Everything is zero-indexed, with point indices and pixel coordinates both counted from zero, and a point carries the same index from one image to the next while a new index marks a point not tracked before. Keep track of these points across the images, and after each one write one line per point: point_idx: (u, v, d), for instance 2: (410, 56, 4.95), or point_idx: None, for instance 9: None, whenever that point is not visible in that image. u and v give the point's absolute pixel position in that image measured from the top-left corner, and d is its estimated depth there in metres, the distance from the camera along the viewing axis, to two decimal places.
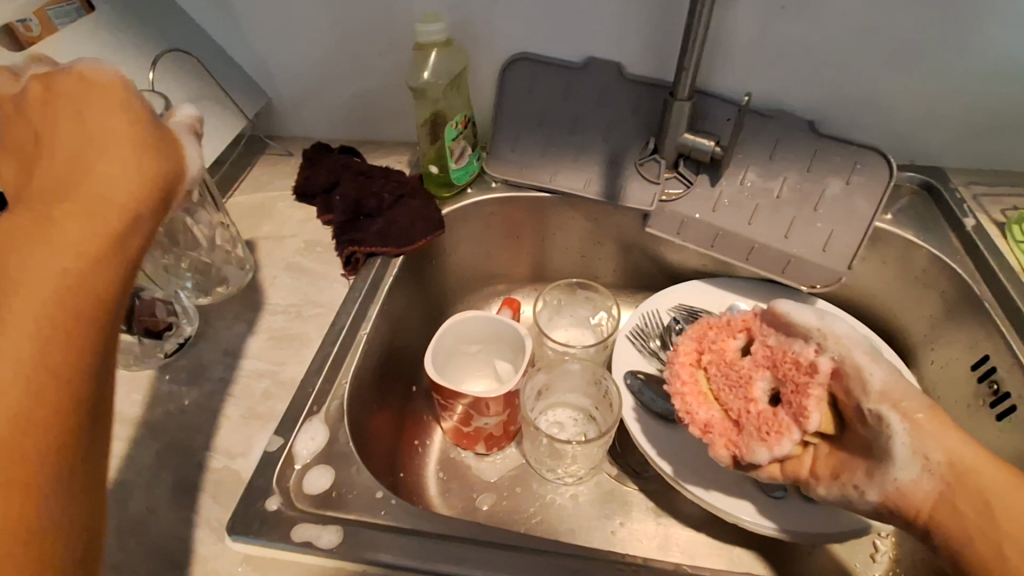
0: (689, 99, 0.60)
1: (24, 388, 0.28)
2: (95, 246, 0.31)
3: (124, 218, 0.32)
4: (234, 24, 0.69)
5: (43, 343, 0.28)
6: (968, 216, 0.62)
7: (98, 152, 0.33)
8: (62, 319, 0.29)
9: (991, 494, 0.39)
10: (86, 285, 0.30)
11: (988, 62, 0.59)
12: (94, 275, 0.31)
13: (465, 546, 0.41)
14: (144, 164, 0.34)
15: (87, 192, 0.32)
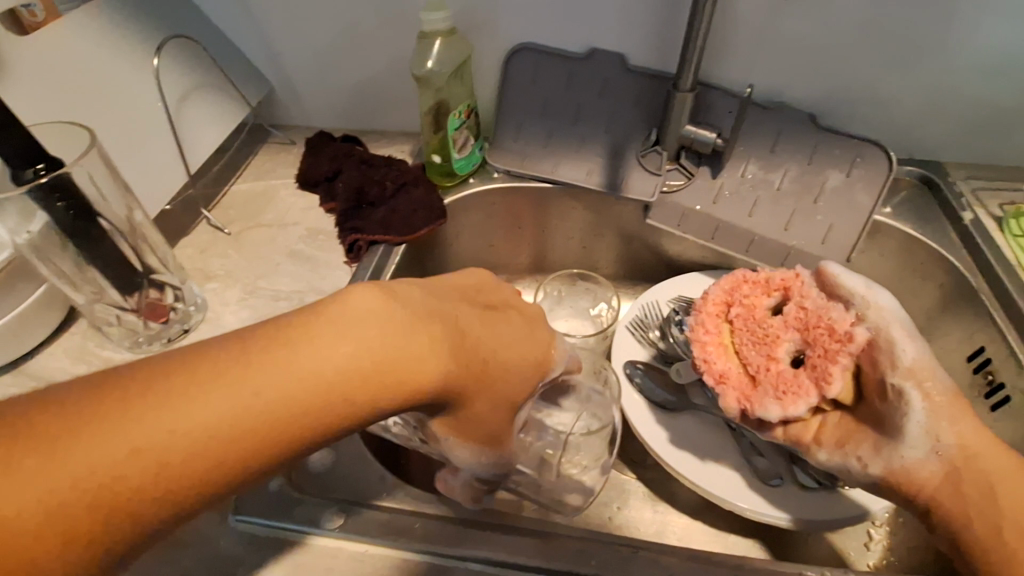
0: (692, 91, 0.60)
1: (182, 425, 0.26)
2: (337, 382, 0.29)
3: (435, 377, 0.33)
4: (240, 10, 0.69)
5: (266, 434, 0.27)
6: (966, 210, 0.63)
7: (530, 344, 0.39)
8: (294, 419, 0.28)
9: (990, 479, 0.40)
10: (319, 406, 0.29)
11: (987, 57, 0.59)
12: (339, 403, 0.29)
13: (466, 527, 0.41)
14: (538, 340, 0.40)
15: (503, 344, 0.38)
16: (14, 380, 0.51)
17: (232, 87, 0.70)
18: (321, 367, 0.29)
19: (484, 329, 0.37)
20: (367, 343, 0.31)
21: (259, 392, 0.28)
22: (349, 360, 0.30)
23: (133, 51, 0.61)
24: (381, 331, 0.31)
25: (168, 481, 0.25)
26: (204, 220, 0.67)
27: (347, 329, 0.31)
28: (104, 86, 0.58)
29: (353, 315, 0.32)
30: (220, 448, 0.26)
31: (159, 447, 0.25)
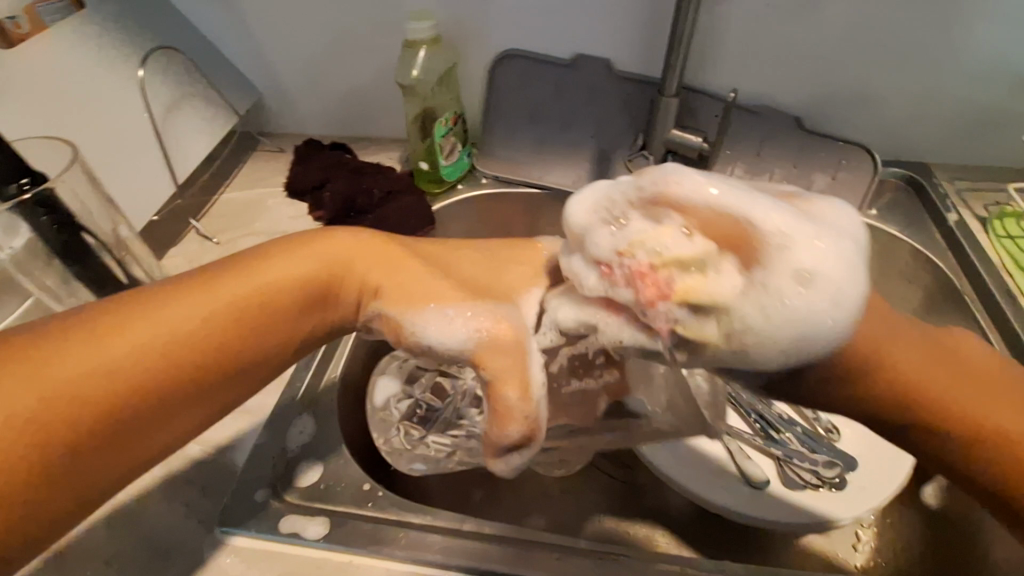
0: (676, 96, 0.60)
1: (141, 333, 0.32)
2: (279, 289, 0.36)
3: (356, 277, 0.38)
4: (228, 20, 0.69)
5: (212, 328, 0.34)
6: (951, 211, 0.63)
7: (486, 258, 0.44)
8: (224, 316, 0.34)
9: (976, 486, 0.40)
10: (259, 304, 0.36)
11: (968, 59, 0.59)
12: (276, 301, 0.36)
13: (450, 537, 0.41)
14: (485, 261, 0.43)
15: (449, 262, 0.42)
16: None
17: (221, 96, 0.70)
18: (250, 281, 0.36)
19: (424, 252, 0.42)
20: (292, 266, 0.37)
21: (187, 306, 0.33)
22: (276, 279, 0.37)
23: (119, 62, 0.61)
24: (301, 254, 0.38)
25: (130, 380, 0.31)
26: (193, 230, 0.67)
27: (271, 261, 0.37)
28: (90, 97, 0.58)
29: (269, 256, 0.38)
30: (173, 351, 0.32)
31: (116, 354, 0.31)
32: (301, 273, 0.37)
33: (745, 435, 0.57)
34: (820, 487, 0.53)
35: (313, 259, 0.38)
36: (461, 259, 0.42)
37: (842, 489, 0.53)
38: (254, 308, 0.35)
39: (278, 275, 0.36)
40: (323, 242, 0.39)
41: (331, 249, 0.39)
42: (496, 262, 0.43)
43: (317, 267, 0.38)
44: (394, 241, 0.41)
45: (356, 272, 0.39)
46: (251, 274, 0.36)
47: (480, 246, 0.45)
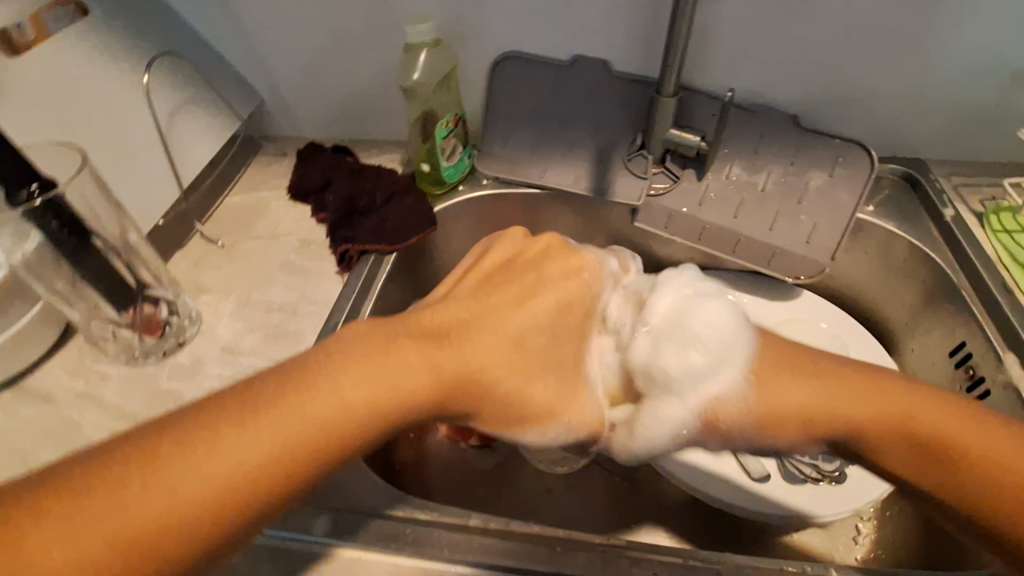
0: (675, 95, 0.61)
1: (197, 476, 0.31)
2: (349, 417, 0.36)
3: (421, 385, 0.39)
4: (230, 25, 0.70)
5: (272, 463, 0.33)
6: (946, 207, 0.63)
7: (524, 310, 0.46)
8: (286, 452, 0.33)
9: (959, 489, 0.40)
10: (318, 436, 0.34)
11: (961, 55, 0.60)
12: (337, 428, 0.35)
13: (455, 531, 0.42)
14: (529, 325, 0.45)
15: (497, 334, 0.44)
16: (14, 397, 0.51)
17: (223, 100, 0.71)
18: (308, 407, 0.35)
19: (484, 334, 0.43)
20: (365, 387, 0.37)
21: (244, 442, 0.33)
22: (344, 408, 0.36)
23: (123, 68, 0.62)
24: (376, 377, 0.37)
25: (193, 524, 0.30)
26: (197, 233, 0.67)
27: (350, 369, 0.37)
28: (95, 104, 0.58)
29: (353, 357, 0.38)
30: (270, 464, 0.33)
31: (224, 473, 0.31)
32: (387, 384, 0.37)
33: None
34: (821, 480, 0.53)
35: (399, 377, 0.38)
36: (495, 319, 0.45)
37: (840, 483, 0.53)
38: (317, 439, 0.34)
39: (349, 400, 0.36)
40: (407, 341, 0.40)
41: (396, 361, 0.38)
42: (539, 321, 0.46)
43: (405, 374, 0.38)
44: (458, 322, 0.44)
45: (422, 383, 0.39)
46: (335, 385, 0.36)
47: (511, 284, 0.47)
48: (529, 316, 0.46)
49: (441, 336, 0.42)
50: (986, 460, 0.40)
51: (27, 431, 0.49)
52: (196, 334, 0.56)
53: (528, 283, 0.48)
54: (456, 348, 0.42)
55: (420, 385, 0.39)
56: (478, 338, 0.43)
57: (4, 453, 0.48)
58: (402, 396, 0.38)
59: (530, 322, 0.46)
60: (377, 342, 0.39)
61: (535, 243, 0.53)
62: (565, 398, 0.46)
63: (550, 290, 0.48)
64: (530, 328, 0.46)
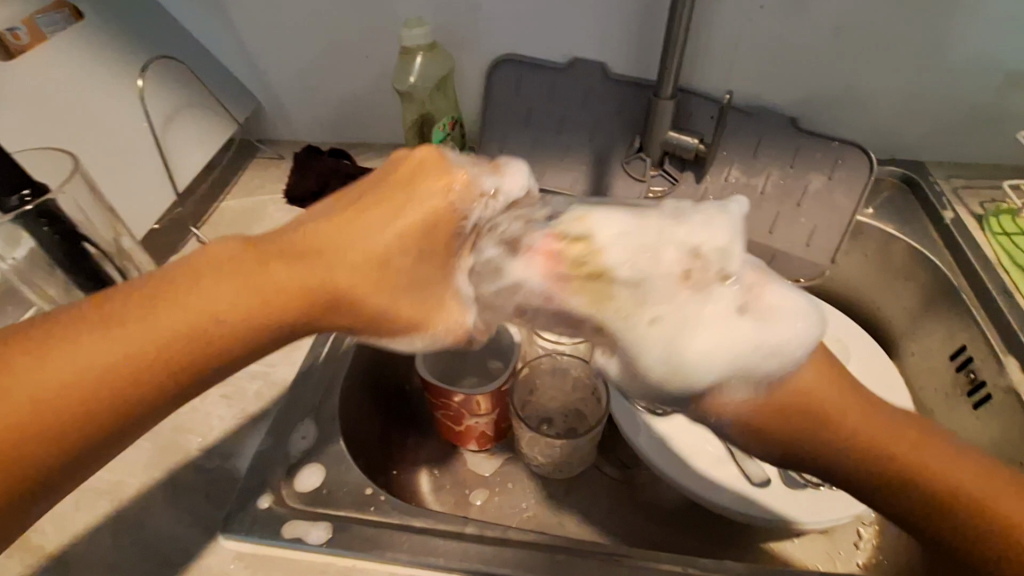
0: (673, 98, 0.61)
1: (33, 382, 0.29)
2: (209, 324, 0.32)
3: (302, 292, 0.35)
4: (227, 28, 0.70)
5: (113, 368, 0.30)
6: (946, 209, 0.63)
7: (387, 203, 0.38)
8: (133, 355, 0.31)
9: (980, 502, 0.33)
10: (166, 342, 0.31)
11: (960, 57, 0.60)
12: (196, 341, 0.32)
13: (450, 539, 0.42)
14: (384, 235, 0.37)
15: (364, 235, 0.37)
16: None
17: (219, 103, 0.71)
18: (162, 312, 0.32)
19: (373, 213, 0.38)
20: (228, 293, 0.33)
21: (84, 350, 0.30)
22: (203, 311, 0.32)
23: (119, 72, 0.61)
24: (239, 283, 0.33)
25: (30, 431, 0.29)
26: (193, 237, 0.67)
27: (204, 277, 0.33)
28: (88, 107, 0.58)
29: (212, 262, 0.34)
30: (98, 383, 0.30)
31: (45, 392, 0.29)
32: (247, 296, 0.33)
33: None
34: (823, 486, 0.53)
35: (257, 286, 0.34)
36: (379, 217, 0.38)
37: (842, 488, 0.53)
38: (174, 344, 0.31)
39: (207, 305, 0.32)
40: (270, 250, 0.35)
41: (274, 270, 0.34)
42: (402, 223, 0.38)
43: (267, 282, 0.34)
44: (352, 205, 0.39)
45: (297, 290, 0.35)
46: (190, 295, 0.32)
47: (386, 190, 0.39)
48: (393, 223, 0.38)
49: (319, 237, 0.36)
50: (985, 496, 0.33)
51: None
52: None
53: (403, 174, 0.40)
54: (323, 254, 0.36)
55: (284, 303, 0.34)
56: (354, 221, 0.37)
57: None
58: (263, 309, 0.34)
59: (398, 216, 0.38)
60: (248, 246, 0.35)
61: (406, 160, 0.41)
62: (438, 296, 0.40)
63: (432, 185, 0.40)
64: (420, 207, 0.39)
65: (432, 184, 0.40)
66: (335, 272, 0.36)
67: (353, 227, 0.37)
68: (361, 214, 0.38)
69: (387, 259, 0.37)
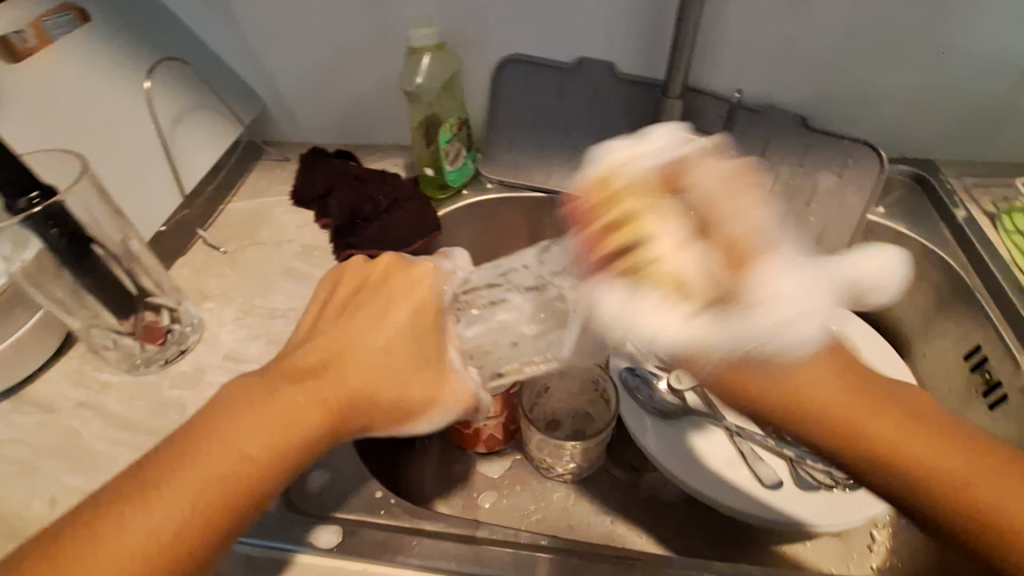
0: (681, 97, 0.60)
1: (127, 539, 0.32)
2: (256, 455, 0.34)
3: (332, 398, 0.36)
4: (233, 31, 0.70)
5: (195, 510, 0.33)
6: (958, 208, 0.63)
7: (374, 285, 0.41)
8: (207, 495, 0.33)
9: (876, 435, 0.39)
10: (235, 471, 0.34)
11: (972, 56, 0.59)
12: (254, 463, 0.34)
13: (462, 542, 0.41)
14: (395, 315, 0.39)
15: (370, 325, 0.39)
16: (17, 407, 0.51)
17: (224, 104, 0.71)
18: (214, 444, 0.34)
19: (376, 293, 0.41)
20: (264, 425, 0.35)
21: (160, 502, 0.33)
22: (253, 445, 0.34)
23: (126, 74, 0.61)
24: (268, 411, 0.35)
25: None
26: (201, 239, 0.67)
27: (239, 416, 0.35)
28: (95, 109, 0.58)
29: (232, 407, 0.35)
30: (159, 548, 0.32)
31: (134, 545, 0.32)
32: (275, 427, 0.35)
33: (756, 437, 0.56)
34: (835, 488, 0.52)
35: (277, 412, 0.35)
36: (372, 314, 0.39)
37: (855, 490, 0.52)
38: (238, 473, 0.34)
39: (248, 440, 0.34)
40: (284, 373, 0.37)
41: (299, 391, 0.36)
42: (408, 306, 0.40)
43: (275, 406, 0.35)
44: (338, 307, 0.41)
45: (332, 398, 0.36)
46: (214, 446, 0.34)
47: (360, 271, 0.43)
48: (401, 300, 0.40)
49: (321, 355, 0.38)
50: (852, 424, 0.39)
51: (29, 442, 0.48)
52: (197, 340, 0.55)
53: (396, 276, 0.42)
54: (339, 364, 0.37)
55: (310, 420, 0.36)
56: (348, 316, 0.40)
57: (5, 465, 0.47)
58: (283, 430, 0.35)
59: (382, 291, 0.41)
60: (254, 380, 0.37)
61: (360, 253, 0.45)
62: (445, 378, 0.40)
63: (404, 276, 0.42)
64: (402, 281, 0.41)
65: (407, 280, 0.42)
66: (346, 384, 0.37)
67: (363, 338, 0.38)
68: (363, 326, 0.39)
69: (405, 333, 0.39)
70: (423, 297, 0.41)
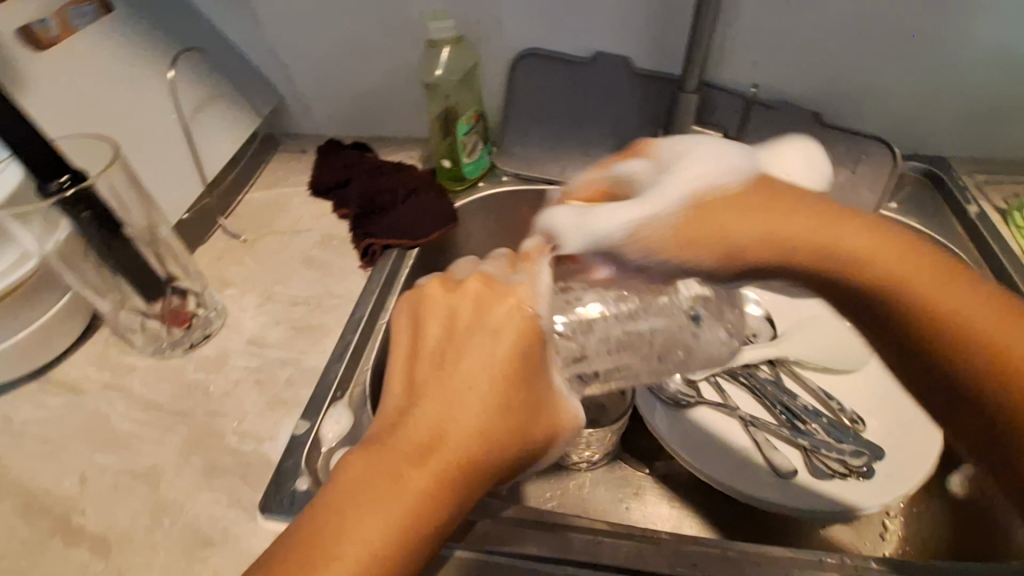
0: (697, 91, 0.61)
1: None
2: (384, 547, 0.31)
3: (460, 460, 0.33)
4: (253, 23, 0.70)
5: None
6: (970, 203, 0.63)
7: (460, 330, 0.37)
8: None
9: (925, 303, 0.35)
10: (376, 564, 0.30)
11: (983, 55, 0.60)
12: (394, 550, 0.31)
13: (488, 522, 0.42)
14: (497, 361, 0.35)
15: (477, 377, 0.35)
16: (44, 389, 0.51)
17: (244, 95, 0.71)
18: (351, 532, 0.31)
19: (468, 333, 0.37)
20: (386, 515, 0.31)
21: None
22: (383, 534, 0.31)
23: (148, 64, 0.62)
24: (387, 493, 0.32)
25: None
26: (221, 228, 0.67)
27: (356, 507, 0.31)
28: (120, 97, 0.59)
29: (343, 496, 0.32)
30: None
31: None
32: (404, 505, 0.31)
33: (771, 427, 0.57)
34: (848, 476, 0.53)
35: (397, 500, 0.31)
36: (472, 359, 0.35)
37: (869, 478, 0.52)
38: (379, 565, 0.30)
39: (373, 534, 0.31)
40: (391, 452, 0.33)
41: (412, 472, 0.32)
42: (510, 349, 0.36)
43: (404, 495, 0.32)
44: (426, 359, 0.37)
45: (456, 465, 0.33)
46: (339, 559, 0.30)
47: (436, 309, 0.39)
48: (499, 337, 0.36)
49: (451, 423, 0.34)
50: (929, 311, 0.35)
51: (57, 423, 0.49)
52: (220, 326, 0.56)
53: (473, 306, 0.38)
54: (446, 434, 0.33)
55: (432, 517, 0.32)
56: (441, 371, 0.35)
57: (33, 444, 0.48)
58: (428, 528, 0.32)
59: (465, 331, 0.37)
60: (365, 459, 0.33)
61: (437, 290, 0.40)
62: (557, 411, 0.38)
63: (500, 304, 0.37)
64: (495, 312, 0.37)
65: (501, 306, 0.37)
66: (466, 449, 0.33)
67: (489, 405, 0.34)
68: (472, 381, 0.35)
69: (507, 380, 0.35)
70: (524, 330, 0.37)
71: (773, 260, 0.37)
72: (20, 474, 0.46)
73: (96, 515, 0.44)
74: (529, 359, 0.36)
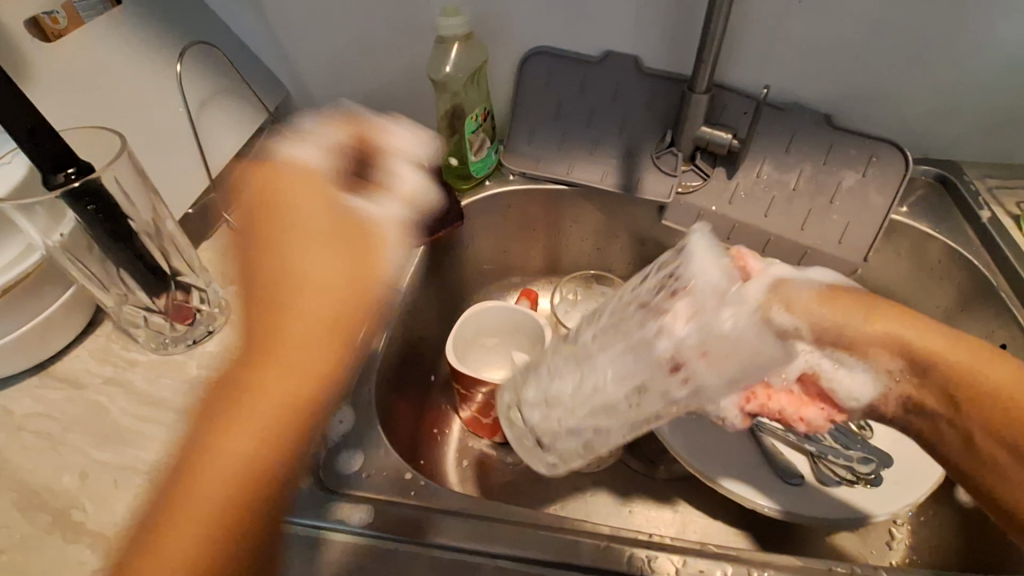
0: (707, 92, 0.60)
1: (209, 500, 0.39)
2: (239, 400, 0.41)
3: (319, 318, 0.43)
4: (261, 18, 0.70)
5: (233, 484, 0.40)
6: (983, 209, 0.63)
7: (292, 223, 0.46)
8: (253, 453, 0.41)
9: (981, 392, 0.41)
10: (272, 424, 0.41)
11: (999, 60, 0.60)
12: (259, 418, 0.41)
13: (493, 523, 0.42)
14: (308, 256, 0.45)
15: (293, 258, 0.44)
16: (46, 383, 0.51)
17: (251, 90, 0.71)
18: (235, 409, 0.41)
19: (285, 220, 0.46)
20: (251, 388, 0.42)
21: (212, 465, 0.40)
22: (275, 398, 0.42)
23: (155, 58, 0.62)
24: (248, 397, 0.41)
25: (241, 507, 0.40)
26: (225, 223, 0.67)
27: (227, 423, 0.41)
28: (127, 90, 0.58)
29: (230, 398, 0.42)
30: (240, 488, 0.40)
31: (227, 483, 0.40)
32: (259, 375, 0.42)
33: (778, 432, 0.57)
34: (857, 483, 0.53)
35: (255, 394, 0.41)
36: (307, 248, 0.45)
37: (877, 485, 0.52)
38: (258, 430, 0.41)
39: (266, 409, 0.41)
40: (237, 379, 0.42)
41: (263, 370, 0.42)
42: (332, 237, 0.46)
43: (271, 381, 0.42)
44: (263, 275, 0.44)
45: (314, 327, 0.43)
46: (220, 439, 0.40)
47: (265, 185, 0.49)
48: (323, 238, 0.46)
49: (284, 312, 0.43)
50: (1003, 430, 0.40)
51: (58, 417, 0.49)
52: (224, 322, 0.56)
53: (285, 198, 0.47)
54: (282, 323, 0.43)
55: (291, 385, 0.42)
56: (267, 247, 0.45)
57: (35, 438, 0.47)
58: (271, 405, 0.41)
59: (296, 230, 0.46)
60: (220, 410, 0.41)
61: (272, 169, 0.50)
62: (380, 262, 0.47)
63: (315, 200, 0.48)
64: (306, 215, 0.47)
65: (312, 199, 0.47)
66: (311, 324, 0.43)
67: (309, 273, 0.44)
68: (293, 272, 0.44)
69: (323, 267, 0.45)
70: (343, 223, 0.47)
71: (900, 363, 0.43)
72: (21, 468, 0.46)
73: (96, 511, 0.43)
74: (342, 222, 0.47)
